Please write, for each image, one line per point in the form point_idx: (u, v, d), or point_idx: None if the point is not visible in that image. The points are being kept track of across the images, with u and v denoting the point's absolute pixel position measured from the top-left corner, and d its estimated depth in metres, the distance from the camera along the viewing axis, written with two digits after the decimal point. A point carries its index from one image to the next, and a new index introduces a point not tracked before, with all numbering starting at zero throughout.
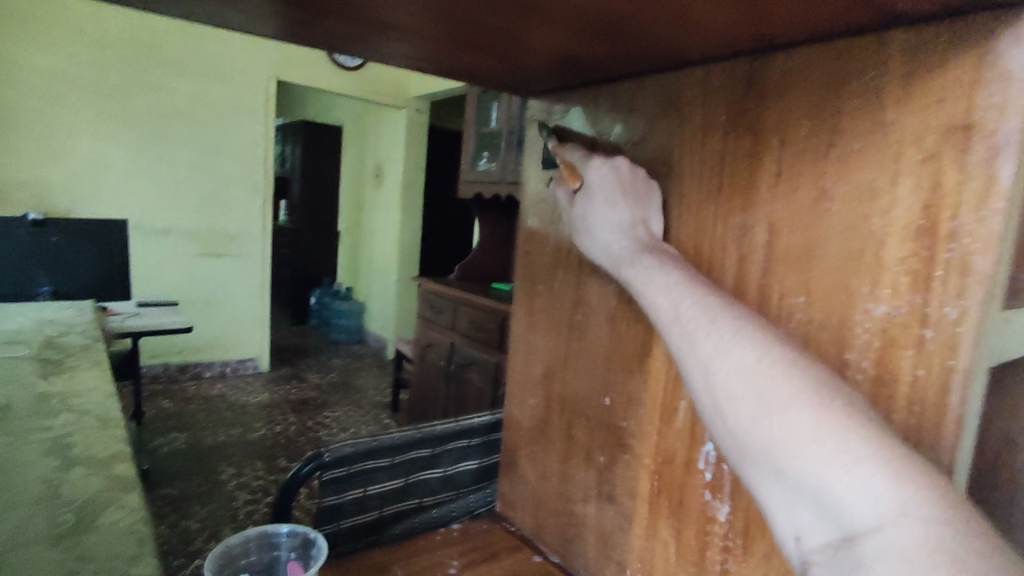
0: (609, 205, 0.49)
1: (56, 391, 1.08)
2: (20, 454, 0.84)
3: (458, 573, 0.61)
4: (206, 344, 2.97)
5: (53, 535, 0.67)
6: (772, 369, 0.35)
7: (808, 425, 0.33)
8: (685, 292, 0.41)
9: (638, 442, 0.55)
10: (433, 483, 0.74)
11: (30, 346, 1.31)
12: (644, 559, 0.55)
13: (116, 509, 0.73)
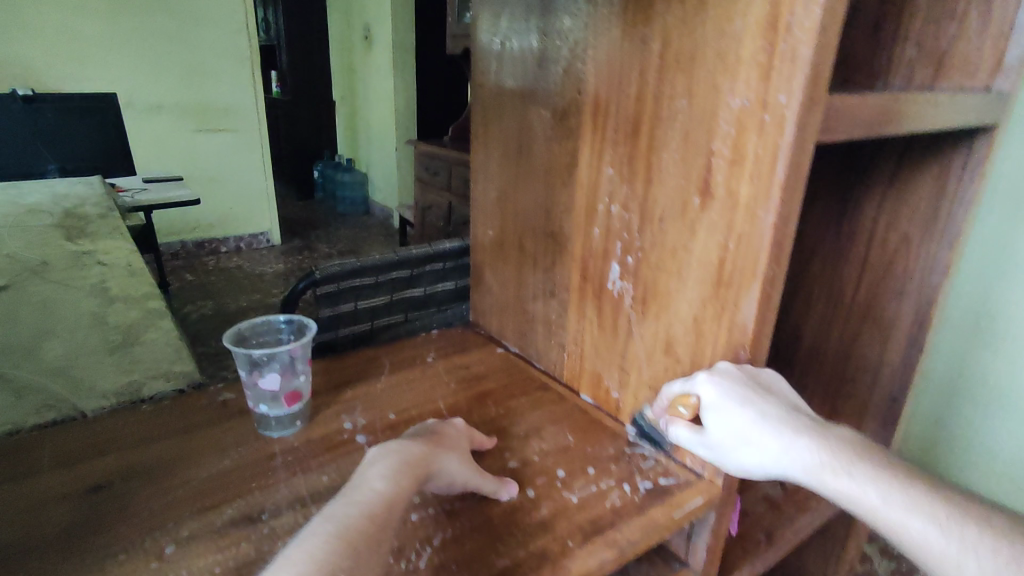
0: (750, 418, 0.46)
1: (86, 249, 1.21)
2: (67, 295, 0.99)
3: (434, 360, 0.76)
4: (219, 220, 3.08)
5: (108, 348, 0.82)
6: (874, 487, 0.42)
7: (909, 525, 0.41)
8: (880, 494, 0.42)
9: (570, 243, 0.66)
10: (415, 299, 0.88)
11: (53, 215, 1.42)
12: (577, 336, 0.68)
13: (155, 330, 0.88)
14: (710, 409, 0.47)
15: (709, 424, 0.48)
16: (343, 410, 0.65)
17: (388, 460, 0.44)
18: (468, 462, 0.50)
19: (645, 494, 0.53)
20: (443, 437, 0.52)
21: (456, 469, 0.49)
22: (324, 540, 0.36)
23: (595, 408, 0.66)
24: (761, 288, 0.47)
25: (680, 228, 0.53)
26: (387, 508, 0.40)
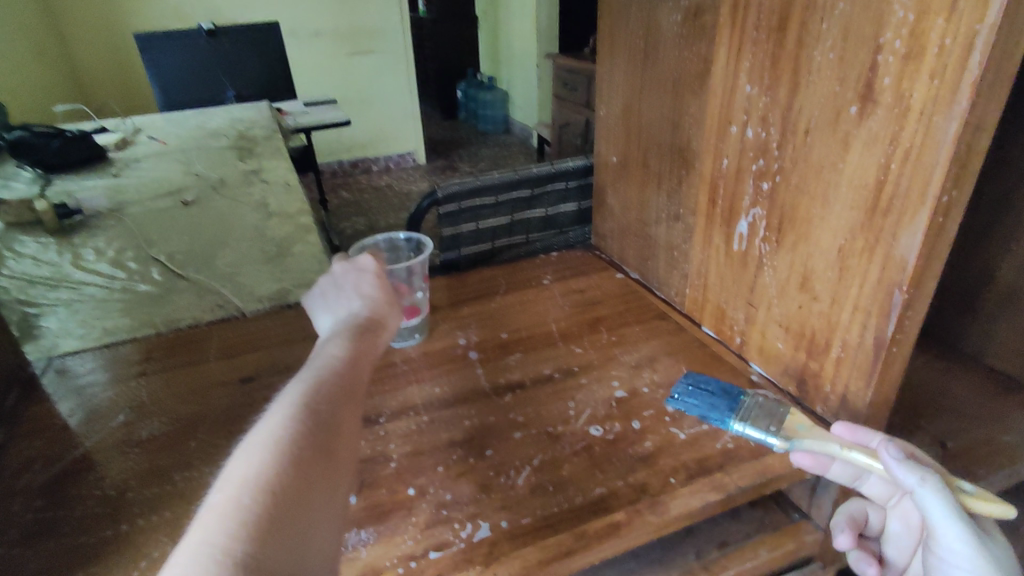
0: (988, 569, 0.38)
1: (253, 168, 1.35)
2: (237, 209, 1.13)
3: (550, 283, 0.76)
4: None
5: (266, 258, 0.93)
6: None
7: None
8: None
9: (699, 161, 0.59)
10: (536, 220, 0.87)
11: (228, 138, 1.60)
12: (701, 264, 0.62)
13: (305, 245, 0.98)
14: (969, 538, 0.39)
15: (956, 535, 0.39)
16: (459, 326, 0.67)
17: (357, 308, 0.47)
18: (379, 276, 0.50)
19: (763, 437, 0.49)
20: (355, 276, 0.50)
21: (379, 285, 0.50)
22: (296, 404, 0.33)
23: (717, 343, 0.61)
24: (926, 217, 0.39)
25: (829, 144, 0.44)
26: (347, 369, 0.38)
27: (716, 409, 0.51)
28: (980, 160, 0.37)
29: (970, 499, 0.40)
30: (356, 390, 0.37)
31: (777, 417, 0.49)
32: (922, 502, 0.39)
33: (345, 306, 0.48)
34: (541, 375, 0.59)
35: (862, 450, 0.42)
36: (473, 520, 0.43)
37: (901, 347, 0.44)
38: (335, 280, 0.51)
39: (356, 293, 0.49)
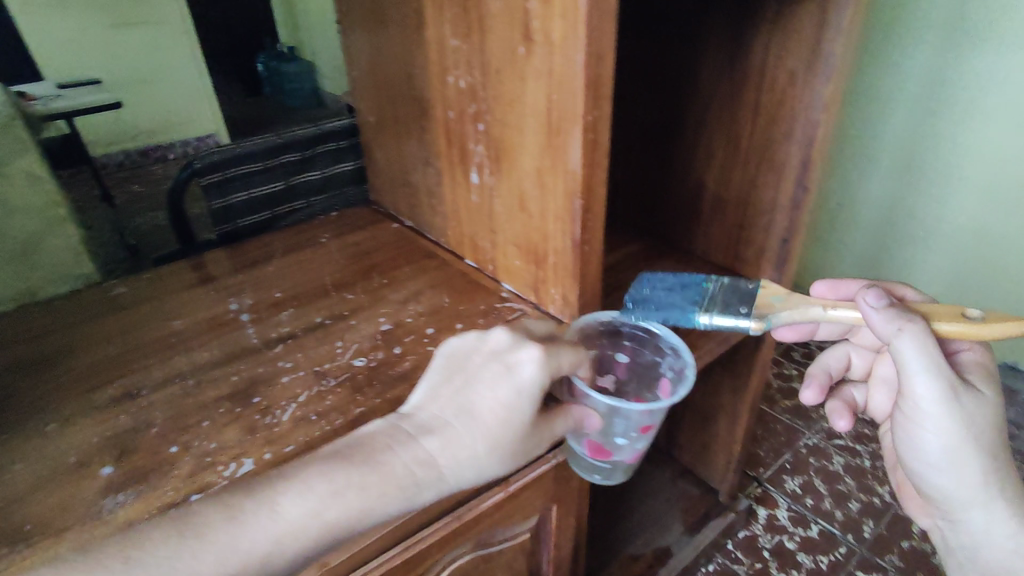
0: (968, 437, 0.49)
1: None
2: None
3: (327, 241, 0.79)
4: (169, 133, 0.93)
5: None
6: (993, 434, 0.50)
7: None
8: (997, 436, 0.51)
9: (433, 108, 0.65)
10: (313, 183, 0.87)
11: None
12: (452, 203, 0.69)
13: None
14: (962, 418, 0.49)
15: (955, 415, 0.49)
16: (232, 293, 0.68)
17: (431, 444, 0.45)
18: (510, 401, 0.46)
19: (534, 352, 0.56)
20: (492, 361, 0.48)
21: (494, 414, 0.46)
22: (232, 522, 0.40)
23: (476, 271, 0.69)
24: (580, 134, 0.48)
25: (513, 81, 0.52)
26: (324, 515, 0.41)
27: (680, 304, 0.53)
28: (609, 84, 0.47)
29: (946, 326, 0.47)
30: (303, 538, 0.41)
31: (752, 296, 0.54)
32: (900, 351, 0.48)
33: (450, 408, 0.47)
34: (314, 323, 0.62)
35: (844, 310, 0.50)
36: (236, 460, 0.46)
37: (591, 245, 0.54)
38: (484, 353, 0.49)
39: (485, 401, 0.46)
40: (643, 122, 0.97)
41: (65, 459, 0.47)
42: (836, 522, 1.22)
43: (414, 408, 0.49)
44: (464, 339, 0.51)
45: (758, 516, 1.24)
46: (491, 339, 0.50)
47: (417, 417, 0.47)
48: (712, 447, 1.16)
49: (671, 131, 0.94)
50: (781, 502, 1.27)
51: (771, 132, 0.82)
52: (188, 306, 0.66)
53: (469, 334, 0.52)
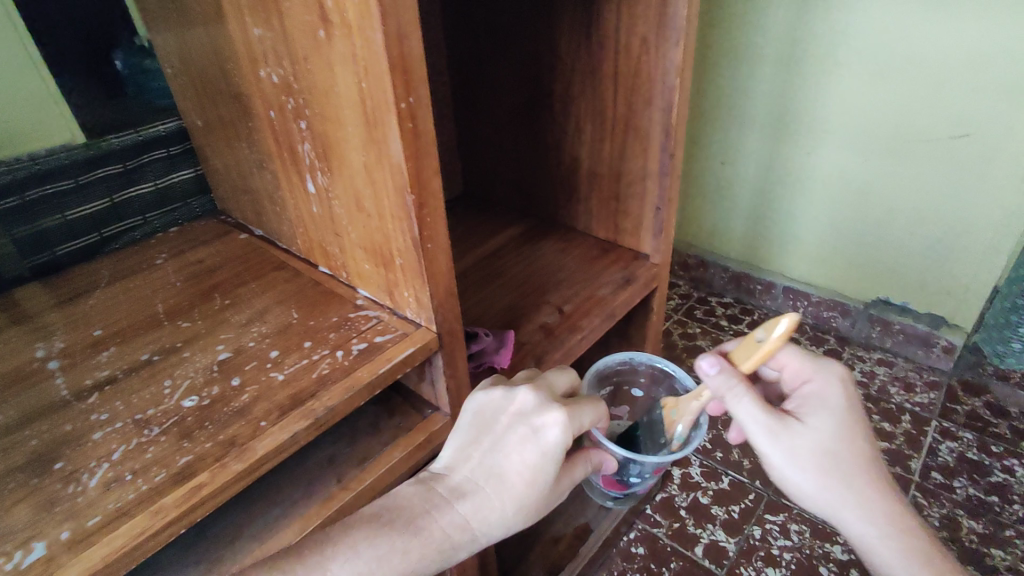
0: (800, 462, 0.57)
1: None
2: None
3: (163, 262, 0.70)
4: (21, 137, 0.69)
5: None
6: (822, 451, 0.57)
7: (878, 532, 0.58)
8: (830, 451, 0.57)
9: (252, 103, 0.58)
10: (146, 197, 0.78)
11: None
12: (294, 207, 0.62)
13: None
14: (783, 453, 0.58)
15: (776, 452, 0.58)
16: (41, 337, 0.58)
17: (464, 507, 0.51)
18: (528, 471, 0.51)
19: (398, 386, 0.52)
20: (514, 432, 0.53)
21: (516, 478, 0.51)
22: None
23: (329, 279, 0.63)
24: (397, 123, 0.43)
25: (321, 68, 0.46)
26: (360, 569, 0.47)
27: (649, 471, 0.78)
28: (420, 65, 0.42)
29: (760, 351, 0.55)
30: None
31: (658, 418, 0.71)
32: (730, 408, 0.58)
33: (476, 471, 0.52)
34: (139, 362, 0.54)
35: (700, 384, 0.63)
36: (27, 545, 0.39)
37: (434, 242, 0.50)
38: (508, 420, 0.53)
39: (517, 467, 0.52)
40: (510, 99, 0.93)
41: None
42: (744, 470, 1.27)
43: (448, 467, 0.54)
44: (491, 397, 0.55)
45: (672, 477, 1.27)
46: (512, 405, 0.54)
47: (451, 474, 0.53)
48: None
49: (537, 106, 0.91)
50: (693, 459, 1.31)
51: (632, 100, 0.80)
52: None
53: (494, 390, 0.55)
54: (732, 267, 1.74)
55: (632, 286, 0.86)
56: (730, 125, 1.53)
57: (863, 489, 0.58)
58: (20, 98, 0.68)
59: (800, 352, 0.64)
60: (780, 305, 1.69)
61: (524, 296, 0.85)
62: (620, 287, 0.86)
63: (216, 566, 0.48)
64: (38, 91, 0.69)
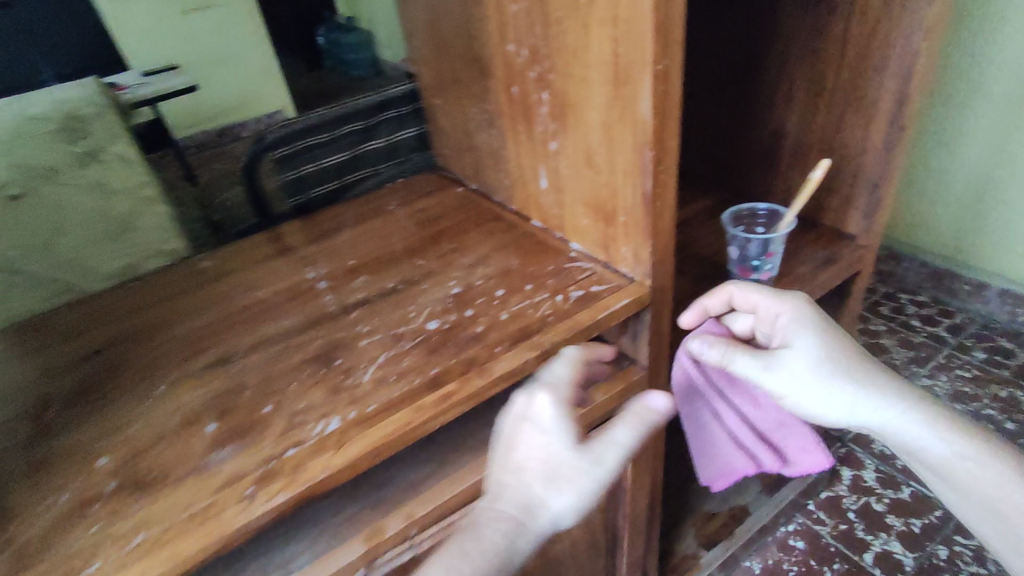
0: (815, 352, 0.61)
1: None
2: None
3: (396, 207, 0.80)
4: (238, 100, 0.75)
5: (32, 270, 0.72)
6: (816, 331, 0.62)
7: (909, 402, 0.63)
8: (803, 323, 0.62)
9: (493, 65, 0.63)
10: (379, 150, 0.89)
11: None
12: (516, 162, 0.68)
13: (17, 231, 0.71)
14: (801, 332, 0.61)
15: (786, 370, 0.60)
16: (309, 262, 0.71)
17: (565, 482, 0.46)
18: (588, 493, 0.46)
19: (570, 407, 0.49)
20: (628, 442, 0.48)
21: (574, 493, 0.46)
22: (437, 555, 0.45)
23: (542, 231, 0.68)
24: (651, 82, 0.45)
25: (576, 30, 0.50)
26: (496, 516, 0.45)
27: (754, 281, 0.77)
28: (679, 25, 0.44)
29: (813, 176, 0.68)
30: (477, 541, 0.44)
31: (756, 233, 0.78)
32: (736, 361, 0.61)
33: (575, 469, 0.46)
34: (385, 289, 0.63)
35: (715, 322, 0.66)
36: (325, 418, 0.49)
37: (663, 200, 0.52)
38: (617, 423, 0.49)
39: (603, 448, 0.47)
40: (714, 65, 0.91)
41: (169, 421, 0.51)
42: None
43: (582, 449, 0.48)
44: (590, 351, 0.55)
45: (842, 477, 1.19)
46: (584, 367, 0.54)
47: (551, 466, 0.46)
48: None
49: (745, 73, 0.87)
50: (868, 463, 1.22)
51: (863, 64, 0.74)
52: (269, 275, 0.69)
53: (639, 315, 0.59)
54: (934, 262, 1.55)
55: (834, 266, 0.81)
56: (956, 102, 1.36)
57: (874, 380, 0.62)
58: (250, 65, 0.74)
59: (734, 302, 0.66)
60: (994, 309, 1.48)
61: (713, 266, 0.84)
62: (821, 266, 0.81)
63: (444, 467, 0.56)
64: (264, 59, 0.74)
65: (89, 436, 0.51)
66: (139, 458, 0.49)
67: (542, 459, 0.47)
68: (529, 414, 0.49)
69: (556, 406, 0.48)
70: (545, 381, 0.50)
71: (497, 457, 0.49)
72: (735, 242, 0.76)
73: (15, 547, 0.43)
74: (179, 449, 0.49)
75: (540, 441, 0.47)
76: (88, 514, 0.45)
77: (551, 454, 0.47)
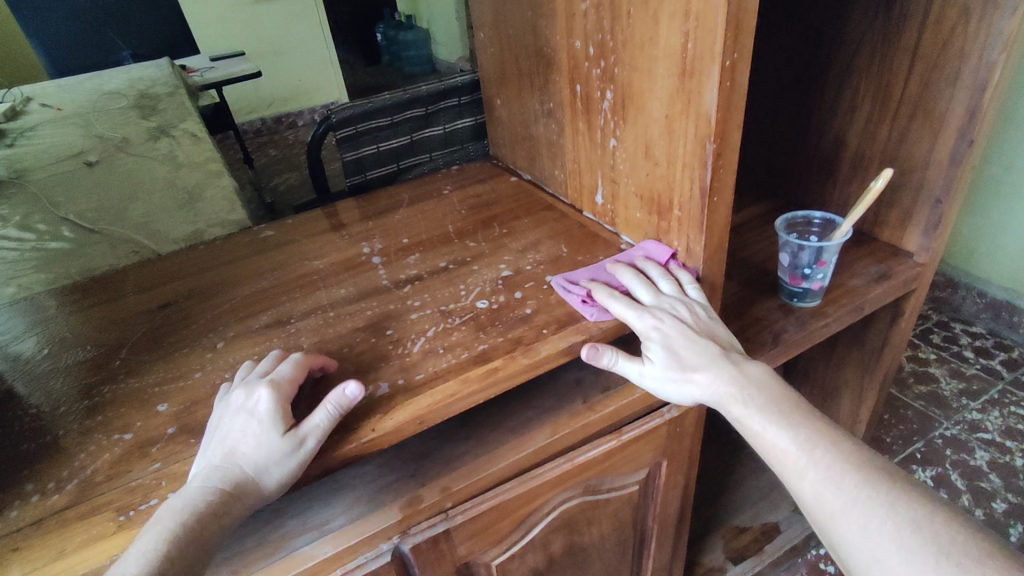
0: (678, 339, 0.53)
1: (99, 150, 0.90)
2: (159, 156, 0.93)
3: (450, 191, 0.82)
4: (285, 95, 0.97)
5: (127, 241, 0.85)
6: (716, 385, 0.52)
7: (798, 451, 0.48)
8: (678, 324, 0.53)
9: (557, 57, 0.64)
10: (436, 138, 0.92)
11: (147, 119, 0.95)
12: (574, 154, 0.69)
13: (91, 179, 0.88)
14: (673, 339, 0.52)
15: (673, 376, 0.53)
16: (365, 237, 0.73)
17: (241, 457, 0.42)
18: (263, 447, 0.42)
19: (286, 398, 0.45)
20: (329, 424, 0.44)
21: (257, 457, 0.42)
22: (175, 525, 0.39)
23: (594, 222, 0.69)
24: (717, 76, 0.46)
25: (646, 21, 0.50)
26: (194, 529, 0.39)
27: (803, 291, 0.76)
28: (751, 21, 0.44)
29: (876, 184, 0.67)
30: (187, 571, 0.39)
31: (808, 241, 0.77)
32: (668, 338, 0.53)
33: (250, 439, 0.43)
34: (437, 267, 0.64)
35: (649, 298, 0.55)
36: (375, 382, 0.50)
37: (720, 196, 0.52)
38: (643, 283, 0.56)
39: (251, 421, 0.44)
40: (776, 73, 0.90)
41: (227, 373, 0.53)
42: (974, 520, 1.12)
43: (236, 446, 0.43)
44: (637, 281, 0.56)
45: None
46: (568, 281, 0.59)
47: (252, 465, 0.42)
48: None
49: (807, 83, 0.86)
50: None
51: (932, 76, 0.73)
52: (326, 247, 0.72)
53: None
54: (994, 292, 1.49)
55: (888, 281, 0.79)
56: None
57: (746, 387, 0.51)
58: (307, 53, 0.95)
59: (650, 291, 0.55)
60: None
61: (761, 273, 0.84)
62: (875, 281, 0.79)
63: (483, 443, 0.57)
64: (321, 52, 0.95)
65: (152, 381, 0.54)
66: (196, 406, 0.50)
67: (240, 434, 0.43)
68: (242, 405, 0.45)
69: (268, 400, 0.44)
70: (267, 376, 0.46)
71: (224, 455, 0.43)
72: (786, 249, 0.75)
73: (78, 478, 0.45)
74: None
75: (246, 435, 0.43)
76: (148, 453, 0.46)
77: (240, 440, 0.43)
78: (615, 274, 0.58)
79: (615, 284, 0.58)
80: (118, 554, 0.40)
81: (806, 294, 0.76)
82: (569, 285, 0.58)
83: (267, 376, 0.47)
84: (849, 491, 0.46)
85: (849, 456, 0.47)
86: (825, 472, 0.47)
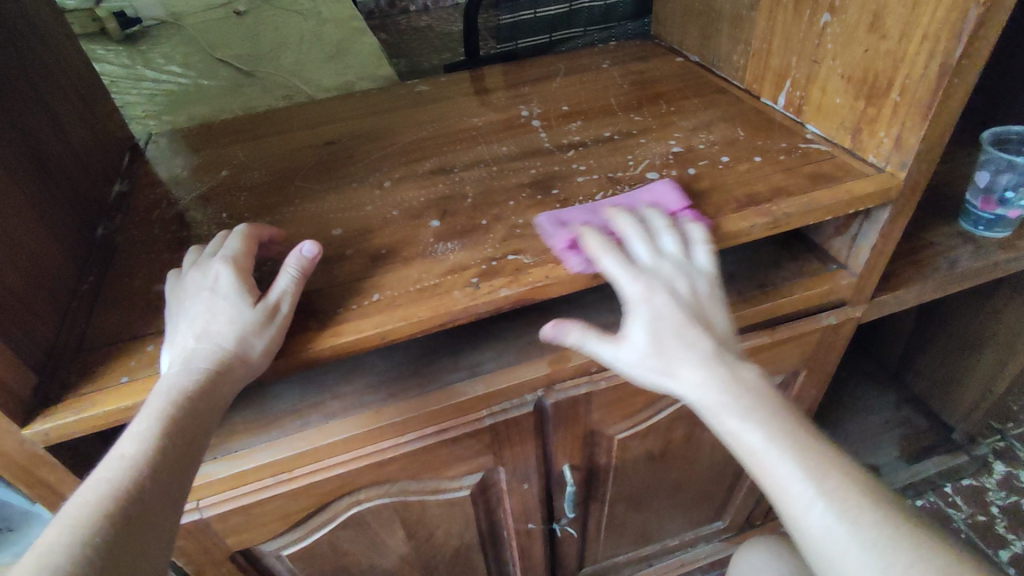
0: (662, 306, 0.43)
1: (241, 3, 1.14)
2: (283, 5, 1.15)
3: (609, 66, 0.77)
4: None
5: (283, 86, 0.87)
6: (708, 376, 0.42)
7: (805, 477, 0.38)
8: (663, 292, 0.44)
9: None
10: (594, 11, 0.86)
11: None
12: (766, 29, 0.62)
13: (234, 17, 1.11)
14: (650, 306, 0.43)
15: (640, 348, 0.43)
16: (522, 102, 0.70)
17: (215, 333, 0.41)
18: (242, 322, 0.41)
19: (245, 273, 0.44)
20: (295, 287, 0.44)
21: (236, 331, 0.41)
22: (161, 413, 0.38)
23: (773, 109, 0.63)
24: None
25: None
26: (191, 410, 0.38)
27: (993, 217, 0.68)
28: None
29: None
30: (192, 444, 0.38)
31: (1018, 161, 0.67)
32: (653, 306, 0.43)
33: (226, 314, 0.41)
34: (602, 136, 0.61)
35: (635, 252, 0.46)
36: (544, 235, 0.49)
37: (961, 78, 0.45)
38: (643, 236, 0.46)
39: (218, 304, 0.42)
40: None
41: (395, 209, 0.54)
42: None
43: (210, 329, 0.41)
44: (629, 229, 0.47)
45: (991, 469, 1.10)
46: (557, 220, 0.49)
47: (229, 338, 0.41)
48: (963, 377, 1.01)
49: None
50: None
51: None
52: (482, 107, 0.70)
53: (877, 214, 0.55)
54: None
55: None
56: None
57: (746, 386, 0.42)
58: None
59: (642, 245, 0.46)
60: None
61: (941, 197, 0.75)
62: None
63: None
64: None
65: (325, 207, 0.56)
66: (368, 234, 0.52)
67: (208, 316, 0.42)
68: (200, 286, 0.43)
69: (235, 275, 0.43)
70: (220, 254, 0.45)
71: (196, 337, 0.41)
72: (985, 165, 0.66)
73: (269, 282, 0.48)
74: (407, 232, 0.51)
75: (215, 313, 0.42)
76: (329, 269, 0.49)
77: (213, 319, 0.41)
78: (609, 219, 0.49)
79: (609, 229, 0.48)
80: (311, 349, 0.42)
81: (999, 220, 0.67)
82: (555, 227, 0.49)
83: (217, 254, 0.45)
84: (864, 533, 0.36)
85: (869, 490, 0.38)
86: (839, 496, 0.38)
